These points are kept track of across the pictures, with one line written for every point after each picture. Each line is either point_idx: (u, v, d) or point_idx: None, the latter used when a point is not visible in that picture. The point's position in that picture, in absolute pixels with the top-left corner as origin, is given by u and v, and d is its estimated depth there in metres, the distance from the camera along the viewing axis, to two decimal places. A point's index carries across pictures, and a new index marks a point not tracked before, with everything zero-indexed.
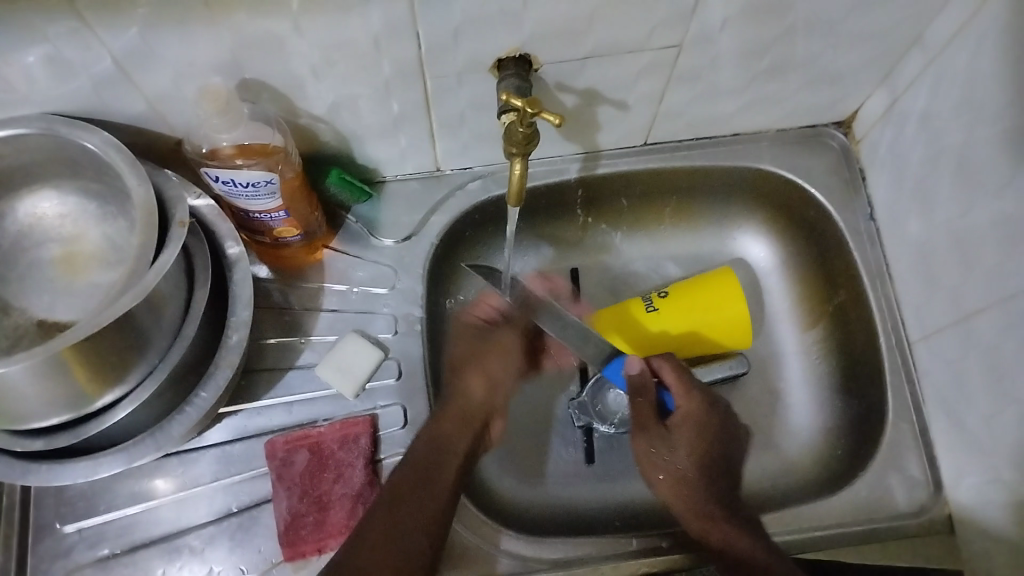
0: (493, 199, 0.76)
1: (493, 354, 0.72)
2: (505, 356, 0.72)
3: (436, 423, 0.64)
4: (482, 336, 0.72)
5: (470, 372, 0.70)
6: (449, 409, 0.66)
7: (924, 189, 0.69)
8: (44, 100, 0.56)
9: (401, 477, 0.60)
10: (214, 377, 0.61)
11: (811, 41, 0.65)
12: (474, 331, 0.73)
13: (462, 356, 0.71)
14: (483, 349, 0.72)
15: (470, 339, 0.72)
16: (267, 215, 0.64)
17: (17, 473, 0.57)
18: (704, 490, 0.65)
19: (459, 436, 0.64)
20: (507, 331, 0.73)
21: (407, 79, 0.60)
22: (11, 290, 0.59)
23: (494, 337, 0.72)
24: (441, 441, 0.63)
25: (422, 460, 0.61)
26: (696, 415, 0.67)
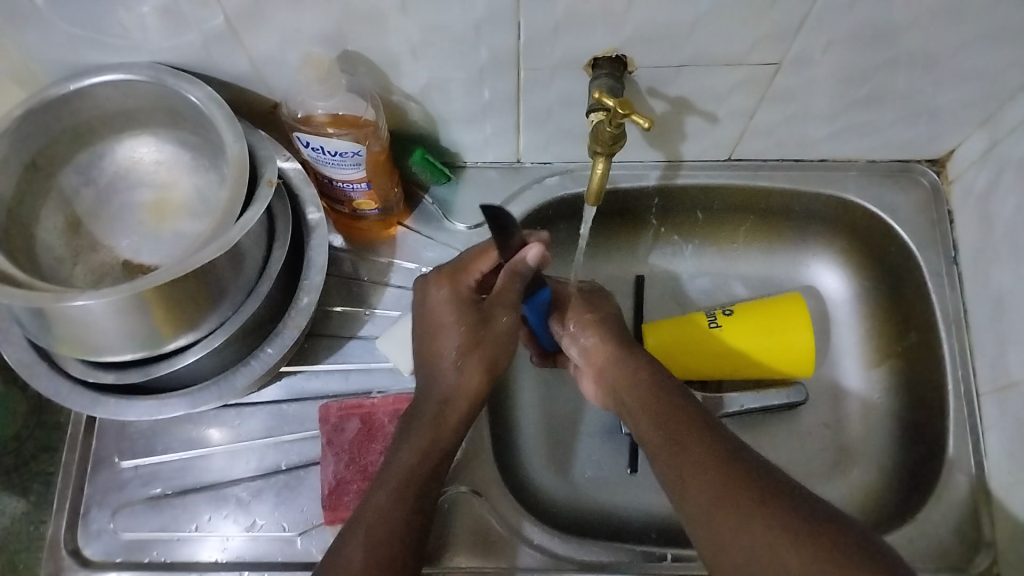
0: (569, 197, 0.76)
1: (496, 345, 0.62)
2: (507, 344, 0.62)
3: (433, 427, 0.60)
4: (476, 322, 0.62)
5: (467, 364, 0.61)
6: (444, 410, 0.61)
7: (1013, 238, 0.67)
8: (155, 50, 0.58)
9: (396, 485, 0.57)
10: (281, 336, 0.62)
11: (913, 74, 0.64)
12: (458, 307, 0.63)
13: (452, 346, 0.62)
14: (486, 349, 0.62)
15: (455, 318, 0.62)
16: (349, 186, 0.65)
17: (87, 403, 0.59)
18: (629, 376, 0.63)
19: (450, 434, 0.61)
20: (501, 315, 0.62)
21: (501, 68, 0.61)
22: (101, 229, 0.62)
23: (492, 327, 0.62)
24: (441, 448, 0.60)
25: (418, 465, 0.58)
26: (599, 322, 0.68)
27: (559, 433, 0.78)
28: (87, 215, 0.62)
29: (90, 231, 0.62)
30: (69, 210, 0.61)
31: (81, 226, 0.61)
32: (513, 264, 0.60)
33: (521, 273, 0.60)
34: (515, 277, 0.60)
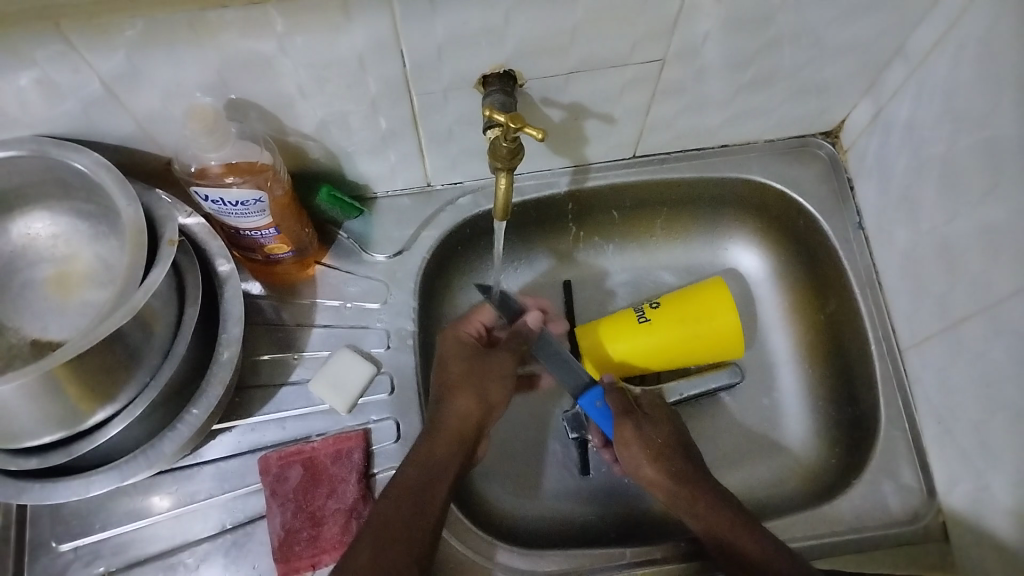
0: (483, 214, 0.77)
1: (492, 378, 0.69)
2: (501, 379, 0.69)
3: (429, 443, 0.63)
4: (475, 357, 0.69)
5: (462, 392, 0.66)
6: (436, 434, 0.64)
7: (909, 196, 0.69)
8: (35, 122, 0.57)
9: (389, 504, 0.59)
10: (206, 395, 0.61)
11: (793, 53, 0.66)
12: (462, 348, 0.70)
13: (452, 378, 0.67)
14: (477, 377, 0.68)
15: (458, 353, 0.69)
16: (258, 233, 0.64)
17: (12, 492, 0.57)
18: (689, 476, 0.64)
19: (444, 451, 0.63)
20: (501, 354, 0.70)
21: (393, 96, 0.61)
22: (5, 311, 0.60)
23: (491, 361, 0.70)
24: (440, 462, 0.62)
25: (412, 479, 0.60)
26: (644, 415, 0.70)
27: (507, 448, 0.78)
28: None
29: None
30: None
31: None
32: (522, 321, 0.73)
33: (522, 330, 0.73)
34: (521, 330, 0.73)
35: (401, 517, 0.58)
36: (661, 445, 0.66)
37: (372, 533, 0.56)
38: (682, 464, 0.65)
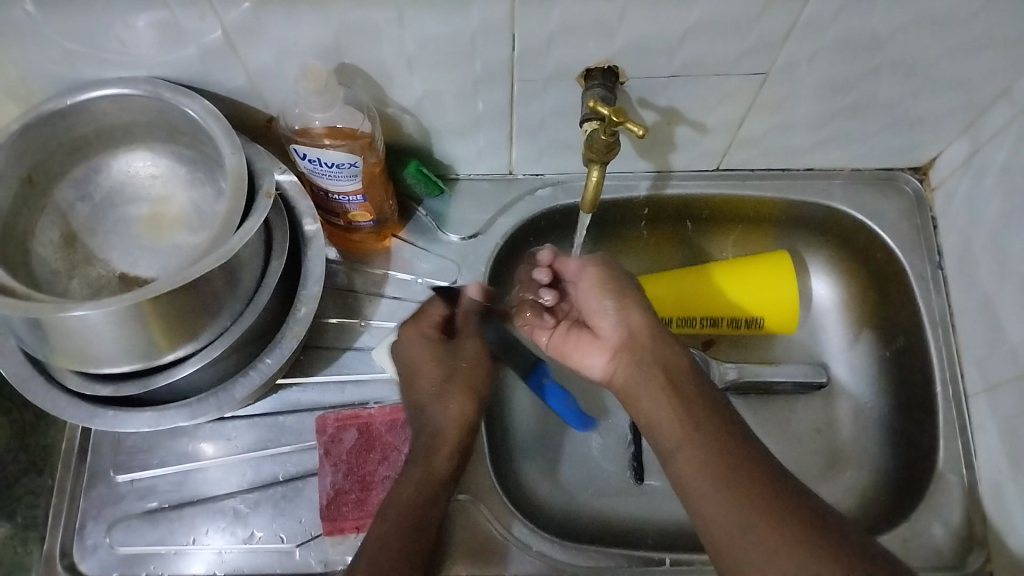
0: (561, 207, 0.77)
1: (473, 373, 0.67)
2: (482, 368, 0.67)
3: (427, 462, 0.62)
4: (447, 358, 0.66)
5: (454, 395, 0.65)
6: (435, 444, 0.63)
7: (996, 241, 0.68)
8: (152, 64, 0.59)
9: (390, 525, 0.57)
10: (279, 346, 0.62)
11: (896, 83, 0.65)
12: (431, 349, 0.67)
13: (429, 384, 0.66)
14: (461, 376, 0.66)
15: (428, 358, 0.66)
16: (345, 198, 0.66)
17: (84, 415, 0.58)
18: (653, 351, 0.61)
19: (444, 466, 0.62)
20: (467, 341, 0.68)
21: (495, 80, 0.62)
22: (98, 243, 0.62)
23: (462, 354, 0.67)
24: (439, 479, 0.61)
25: (415, 497, 0.59)
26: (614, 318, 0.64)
27: (554, 441, 0.78)
28: (84, 229, 0.62)
29: (86, 245, 0.62)
30: (65, 223, 0.61)
31: (78, 239, 0.62)
32: (464, 305, 0.69)
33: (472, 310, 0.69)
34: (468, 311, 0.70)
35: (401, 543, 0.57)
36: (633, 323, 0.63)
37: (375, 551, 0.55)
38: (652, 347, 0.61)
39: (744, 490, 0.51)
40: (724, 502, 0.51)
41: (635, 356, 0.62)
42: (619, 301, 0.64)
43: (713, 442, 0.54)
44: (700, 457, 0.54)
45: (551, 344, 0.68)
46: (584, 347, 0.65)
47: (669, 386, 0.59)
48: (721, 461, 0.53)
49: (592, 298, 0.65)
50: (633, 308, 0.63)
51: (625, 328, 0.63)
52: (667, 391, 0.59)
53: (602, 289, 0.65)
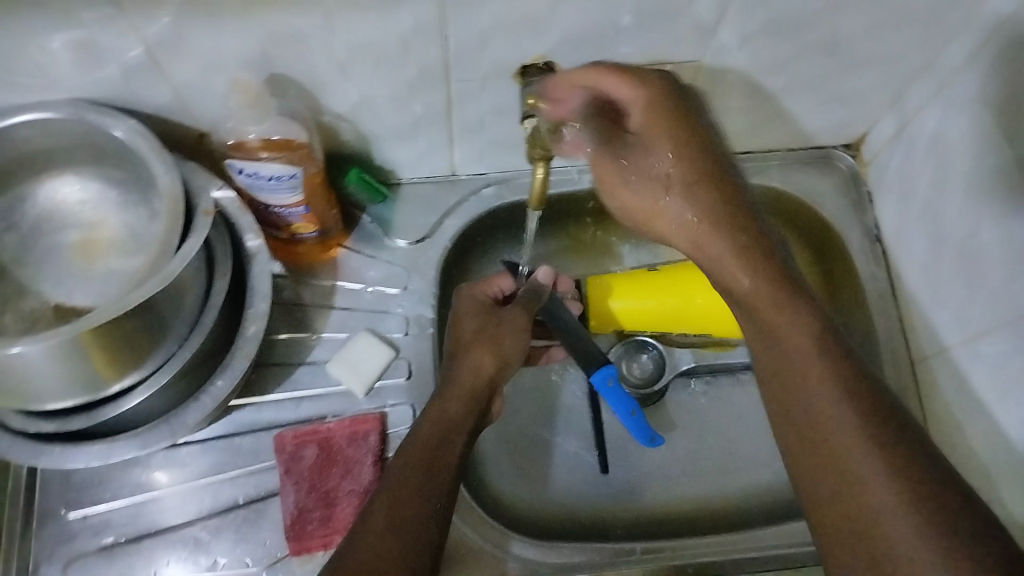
0: (507, 205, 0.77)
1: (507, 332, 0.65)
2: (517, 333, 0.65)
3: (440, 404, 0.60)
4: (488, 313, 0.66)
5: (478, 345, 0.63)
6: (449, 390, 0.61)
7: (930, 211, 0.71)
8: (74, 86, 0.57)
9: (400, 470, 0.55)
10: (230, 367, 0.61)
11: (825, 63, 0.67)
12: (477, 304, 0.67)
13: (463, 335, 0.64)
14: (496, 331, 0.65)
15: (472, 310, 0.66)
16: (286, 210, 0.64)
17: (29, 454, 0.56)
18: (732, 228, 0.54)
19: (457, 407, 0.60)
20: (513, 310, 0.67)
21: (431, 82, 0.61)
22: (29, 274, 0.60)
23: (505, 316, 0.66)
24: (452, 420, 0.59)
25: (427, 441, 0.57)
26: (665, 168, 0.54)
27: (517, 440, 0.78)
28: (13, 261, 0.60)
29: (17, 277, 0.60)
30: None
31: (7, 272, 0.59)
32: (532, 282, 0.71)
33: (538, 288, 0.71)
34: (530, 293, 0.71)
35: (413, 487, 0.54)
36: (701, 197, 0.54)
37: (386, 500, 0.53)
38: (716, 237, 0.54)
39: (881, 476, 0.45)
40: (850, 485, 0.46)
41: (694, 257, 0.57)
42: (676, 150, 0.54)
43: (849, 409, 0.48)
44: (822, 415, 0.48)
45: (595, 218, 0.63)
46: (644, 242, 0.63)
47: (799, 334, 0.51)
48: (856, 439, 0.46)
49: (647, 149, 0.55)
50: (699, 188, 0.54)
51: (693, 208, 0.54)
52: (796, 340, 0.51)
53: (657, 128, 0.54)
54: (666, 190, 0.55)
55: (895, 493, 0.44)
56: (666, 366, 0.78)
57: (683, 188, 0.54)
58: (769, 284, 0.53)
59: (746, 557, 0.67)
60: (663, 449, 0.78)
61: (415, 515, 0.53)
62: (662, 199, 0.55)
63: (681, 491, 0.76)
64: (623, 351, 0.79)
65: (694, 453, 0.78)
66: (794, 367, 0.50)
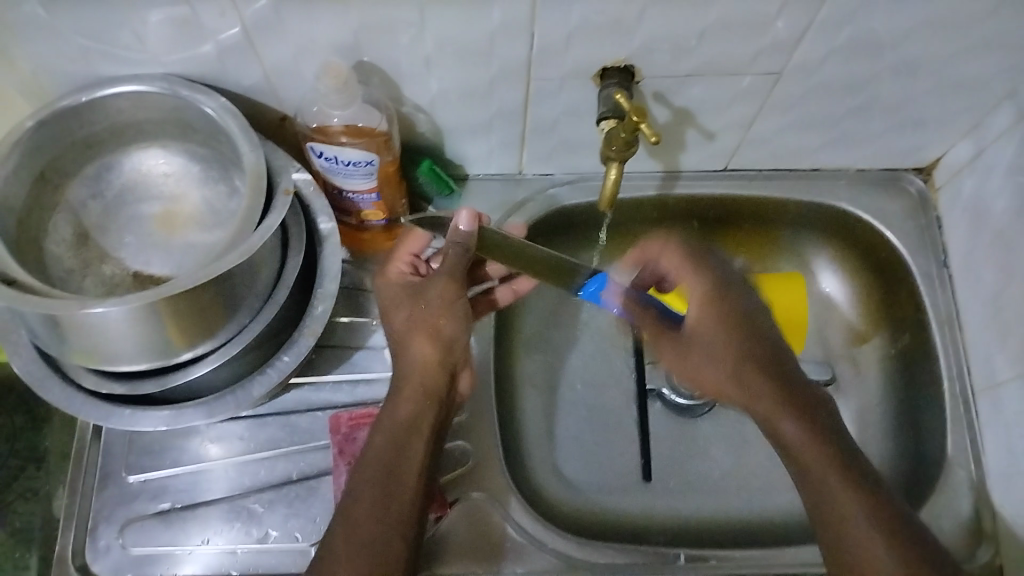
0: (573, 208, 0.78)
1: (440, 312, 0.59)
2: (451, 309, 0.59)
3: (390, 407, 0.57)
4: (411, 295, 0.60)
5: (411, 337, 0.58)
6: (397, 387, 0.58)
7: (1003, 239, 0.69)
8: (169, 62, 0.59)
9: (355, 488, 0.54)
10: (296, 343, 0.62)
11: (903, 83, 0.67)
12: (402, 287, 0.62)
13: (395, 327, 0.60)
14: (430, 315, 0.59)
15: (398, 296, 0.61)
16: (358, 196, 0.66)
17: (101, 414, 0.58)
18: (762, 365, 0.57)
19: (408, 406, 0.57)
20: (438, 282, 0.60)
21: (511, 80, 0.62)
22: (111, 241, 0.62)
23: (431, 294, 0.59)
24: (406, 422, 0.57)
25: (383, 446, 0.56)
26: (715, 337, 0.58)
27: (564, 440, 0.78)
28: (96, 227, 0.62)
29: (98, 243, 0.61)
30: (78, 222, 0.61)
31: (91, 237, 0.61)
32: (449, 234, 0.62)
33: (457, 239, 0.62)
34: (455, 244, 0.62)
35: (366, 504, 0.53)
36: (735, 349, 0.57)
37: (342, 522, 0.53)
38: (755, 345, 0.57)
39: None
40: (867, 563, 0.50)
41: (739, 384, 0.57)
42: (724, 346, 0.58)
43: (871, 539, 0.50)
44: (851, 536, 0.51)
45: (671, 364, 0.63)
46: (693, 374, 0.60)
47: (816, 462, 0.53)
48: (874, 529, 0.50)
49: (704, 333, 0.59)
50: (728, 357, 0.57)
51: (730, 366, 0.57)
52: (811, 448, 0.54)
53: (715, 319, 0.59)
54: (710, 354, 0.58)
55: (894, 558, 0.49)
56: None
57: (721, 325, 0.58)
58: (814, 433, 0.54)
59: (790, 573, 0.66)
60: (708, 461, 0.77)
61: (378, 536, 0.52)
62: (711, 375, 0.59)
63: (725, 504, 0.76)
64: None
65: (740, 468, 0.77)
66: (823, 500, 0.52)
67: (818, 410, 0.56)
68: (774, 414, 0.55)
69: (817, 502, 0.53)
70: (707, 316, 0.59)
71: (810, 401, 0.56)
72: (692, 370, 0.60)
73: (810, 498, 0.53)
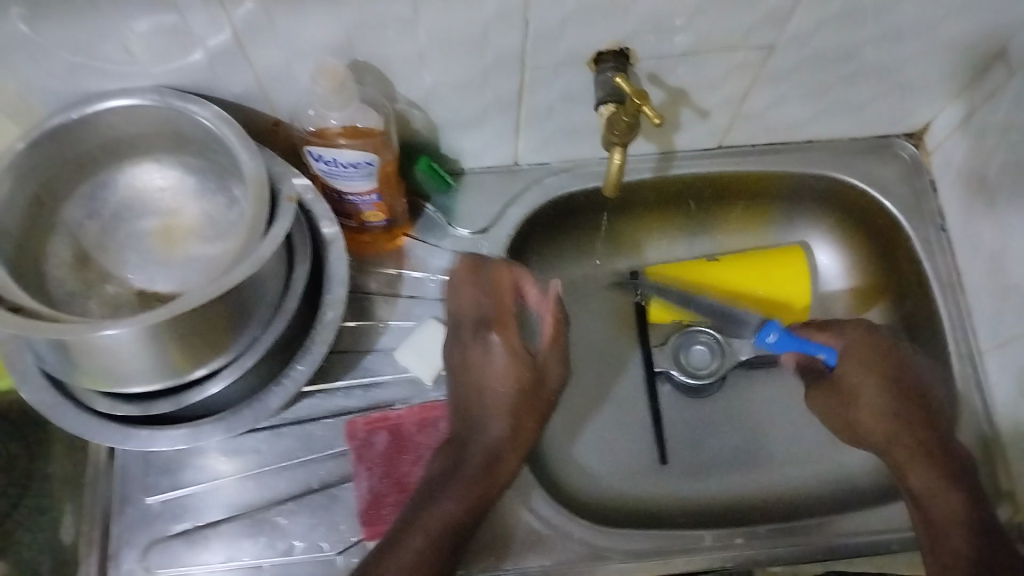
0: (570, 195, 0.78)
1: (544, 402, 0.63)
2: (550, 401, 0.63)
3: (471, 474, 0.60)
4: (524, 374, 0.62)
5: (510, 412, 0.61)
6: (489, 461, 0.60)
7: (1000, 198, 0.70)
8: (158, 73, 0.58)
9: (420, 549, 0.56)
10: (310, 352, 0.61)
11: (893, 50, 0.67)
12: (513, 358, 0.63)
13: (495, 394, 0.62)
14: (539, 403, 0.63)
15: (506, 365, 0.63)
16: (359, 198, 0.65)
17: (118, 438, 0.58)
18: (923, 424, 0.64)
19: (496, 480, 0.60)
20: (555, 370, 0.64)
21: (506, 69, 0.62)
22: (111, 260, 0.61)
23: (542, 382, 0.63)
24: (485, 496, 0.60)
25: (457, 513, 0.58)
26: (876, 399, 0.65)
27: (581, 430, 0.78)
28: (94, 247, 0.61)
29: (99, 264, 0.60)
30: (75, 243, 0.60)
31: (90, 258, 0.60)
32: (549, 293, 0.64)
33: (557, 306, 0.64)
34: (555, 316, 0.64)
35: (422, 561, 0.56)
36: (884, 395, 0.65)
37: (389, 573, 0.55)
38: (896, 408, 0.64)
39: None
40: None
41: (889, 430, 0.64)
42: (879, 402, 0.65)
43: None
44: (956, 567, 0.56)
45: (822, 409, 0.69)
46: (831, 412, 0.68)
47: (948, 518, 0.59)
48: (970, 558, 0.56)
49: (856, 381, 0.66)
50: (890, 410, 0.64)
51: (887, 422, 0.64)
52: (946, 507, 0.59)
53: (863, 373, 0.66)
54: (861, 403, 0.66)
55: None
56: (726, 355, 0.79)
57: (883, 388, 0.65)
58: (943, 480, 0.61)
59: (815, 545, 0.67)
60: (724, 439, 0.78)
61: None
62: (862, 412, 0.65)
63: (745, 480, 0.76)
64: (681, 342, 0.80)
65: (757, 444, 0.78)
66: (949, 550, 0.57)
67: (954, 462, 0.62)
68: (908, 463, 0.62)
69: (942, 548, 0.58)
70: (859, 353, 0.67)
71: (953, 462, 0.62)
72: (841, 413, 0.67)
73: (935, 547, 0.58)
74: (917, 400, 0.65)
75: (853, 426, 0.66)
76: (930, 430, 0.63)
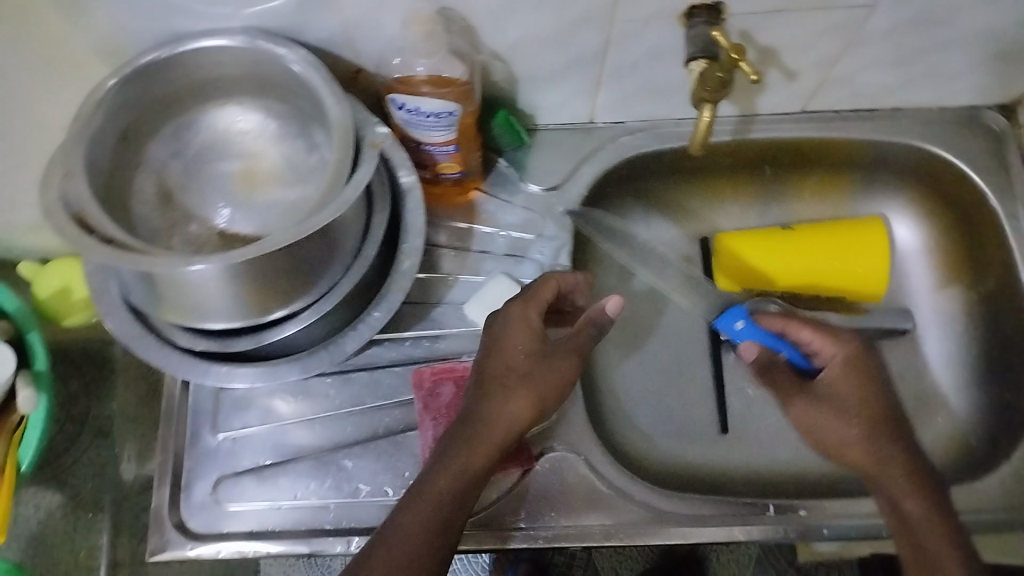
0: (645, 155, 0.76)
1: (553, 385, 0.58)
2: (561, 390, 0.58)
3: (459, 456, 0.56)
4: (538, 353, 0.59)
5: (517, 389, 0.57)
6: (479, 435, 0.56)
7: None
8: (248, 14, 0.58)
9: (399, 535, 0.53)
10: (387, 299, 0.62)
11: (998, 15, 0.64)
12: (528, 335, 0.59)
13: (506, 367, 0.58)
14: (546, 385, 0.58)
15: (519, 342, 0.59)
16: (436, 148, 0.65)
17: (198, 372, 0.59)
18: (907, 442, 0.61)
19: (482, 462, 0.56)
20: (567, 359, 0.59)
21: (594, 21, 0.60)
22: (194, 199, 0.60)
23: (554, 366, 0.58)
24: (472, 478, 0.55)
25: (450, 495, 0.55)
26: (856, 414, 0.61)
27: (643, 392, 0.77)
28: (178, 186, 0.61)
29: (182, 203, 0.60)
30: (160, 181, 0.60)
31: (174, 196, 0.60)
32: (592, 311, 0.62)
33: (597, 319, 0.62)
34: (591, 322, 0.62)
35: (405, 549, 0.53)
36: (869, 410, 0.61)
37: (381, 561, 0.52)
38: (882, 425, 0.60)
39: None
40: None
41: (876, 450, 0.60)
42: (863, 419, 0.60)
43: None
44: None
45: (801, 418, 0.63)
46: (811, 424, 0.62)
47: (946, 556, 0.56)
48: None
49: (836, 391, 0.62)
50: (878, 428, 0.60)
51: (871, 442, 0.60)
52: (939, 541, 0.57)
53: (850, 384, 0.62)
54: (852, 419, 0.61)
55: None
56: None
57: (862, 403, 0.61)
58: (934, 510, 0.58)
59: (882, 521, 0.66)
60: None
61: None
62: (851, 429, 0.60)
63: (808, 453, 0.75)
64: None
65: None
66: None
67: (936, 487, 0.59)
68: (901, 491, 0.59)
69: None
70: (847, 361, 0.63)
71: (934, 486, 0.59)
72: (826, 428, 0.61)
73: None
74: (894, 414, 0.61)
75: (835, 444, 0.61)
76: (913, 451, 0.60)
